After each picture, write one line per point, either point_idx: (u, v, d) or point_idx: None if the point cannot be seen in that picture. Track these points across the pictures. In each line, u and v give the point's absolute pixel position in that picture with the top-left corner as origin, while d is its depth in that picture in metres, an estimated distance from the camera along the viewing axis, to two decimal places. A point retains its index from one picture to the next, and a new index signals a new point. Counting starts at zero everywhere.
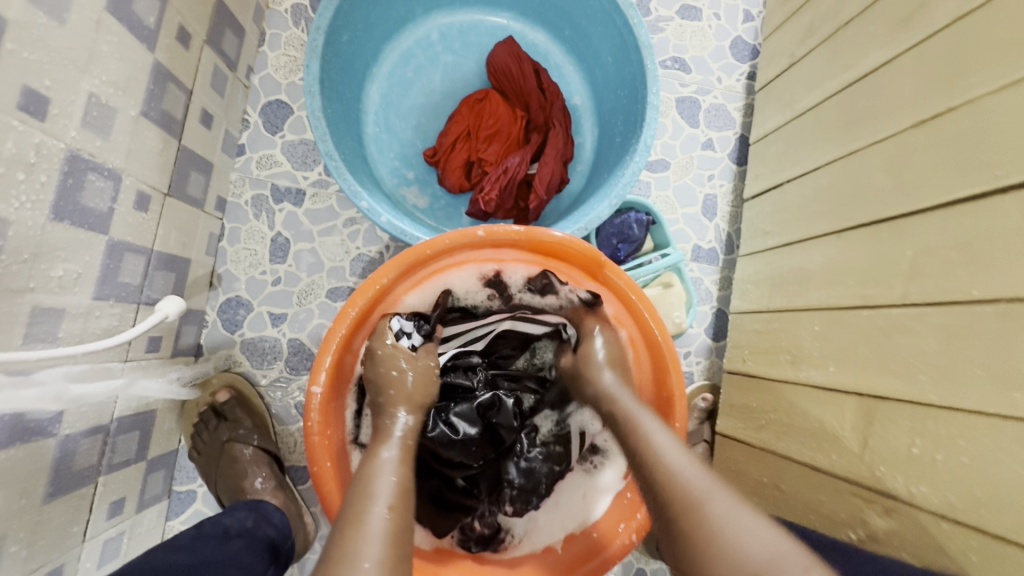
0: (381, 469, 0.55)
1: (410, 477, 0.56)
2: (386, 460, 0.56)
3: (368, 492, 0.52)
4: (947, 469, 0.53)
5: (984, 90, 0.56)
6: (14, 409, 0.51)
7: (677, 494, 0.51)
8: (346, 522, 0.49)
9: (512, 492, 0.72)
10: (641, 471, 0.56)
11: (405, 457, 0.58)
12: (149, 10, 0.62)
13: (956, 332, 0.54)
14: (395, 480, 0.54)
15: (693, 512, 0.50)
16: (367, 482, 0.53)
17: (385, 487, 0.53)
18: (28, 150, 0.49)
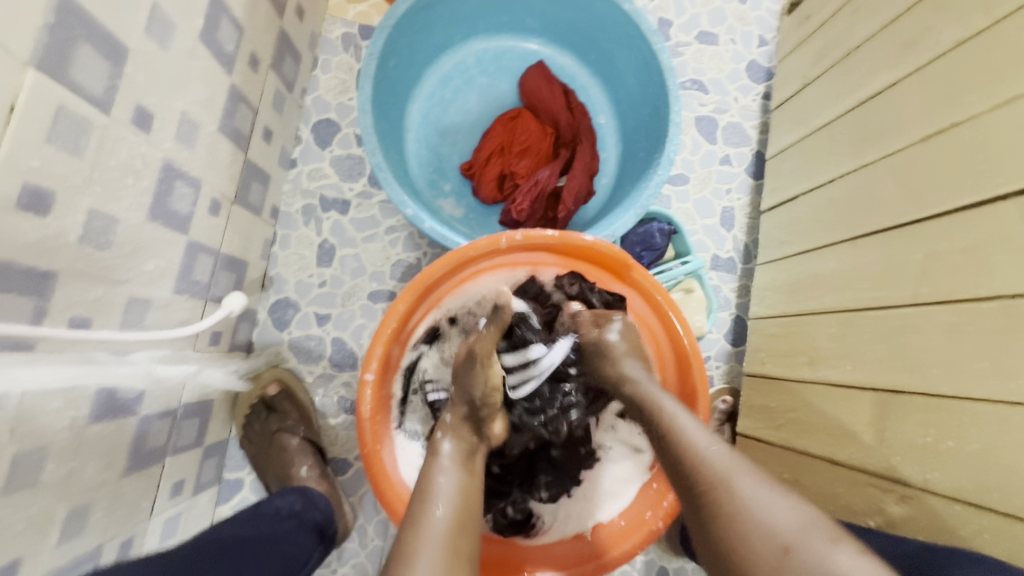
0: (437, 470, 0.55)
1: (466, 479, 0.55)
2: (444, 458, 0.57)
3: (428, 493, 0.53)
4: (958, 456, 0.56)
5: (984, 107, 0.61)
6: (110, 386, 0.57)
7: (701, 470, 0.49)
8: (409, 523, 0.50)
9: (547, 479, 0.77)
10: (664, 456, 0.54)
11: (463, 460, 0.58)
12: (229, 39, 0.70)
13: (963, 328, 0.58)
14: (452, 483, 0.54)
15: (717, 491, 0.47)
16: (427, 485, 0.54)
17: (439, 493, 0.53)
18: (136, 158, 0.57)
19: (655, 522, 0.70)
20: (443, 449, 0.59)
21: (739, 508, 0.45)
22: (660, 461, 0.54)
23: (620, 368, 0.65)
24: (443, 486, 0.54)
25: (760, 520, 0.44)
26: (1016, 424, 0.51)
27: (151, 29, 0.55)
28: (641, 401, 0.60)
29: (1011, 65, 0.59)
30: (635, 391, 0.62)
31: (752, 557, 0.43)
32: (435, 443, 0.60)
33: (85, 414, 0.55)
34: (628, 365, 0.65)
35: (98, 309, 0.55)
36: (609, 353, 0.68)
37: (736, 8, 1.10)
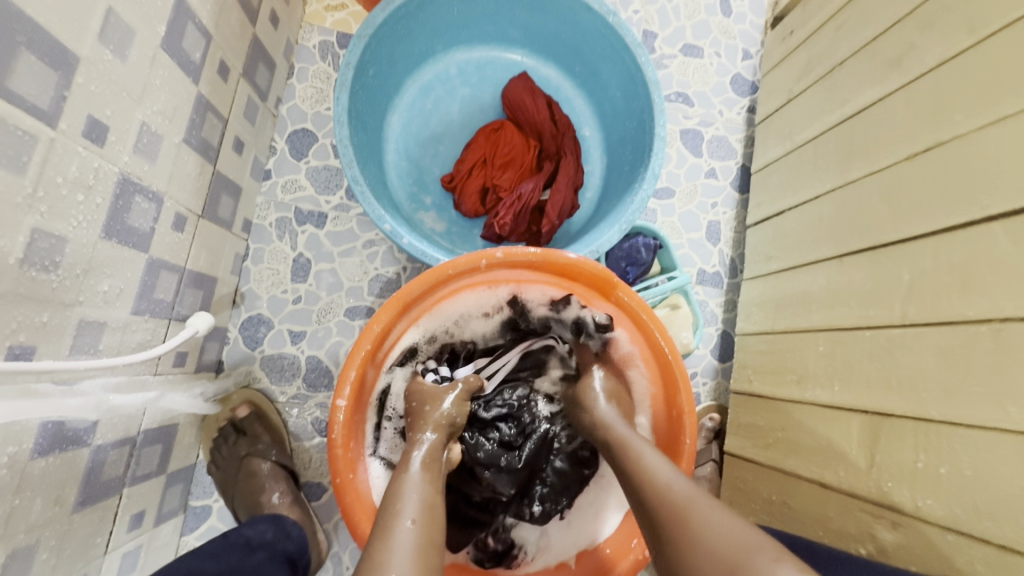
0: (407, 485, 0.56)
1: (434, 494, 0.56)
2: (413, 476, 0.57)
3: (396, 507, 0.53)
4: (950, 482, 0.55)
5: (969, 127, 0.61)
6: (57, 418, 0.53)
7: (664, 503, 0.52)
8: (376, 537, 0.50)
9: (544, 491, 0.73)
10: (632, 491, 0.57)
11: (432, 477, 0.59)
12: (196, 47, 0.67)
13: (954, 351, 0.57)
14: (420, 496, 0.54)
15: (677, 520, 0.50)
16: (395, 497, 0.54)
17: (410, 501, 0.54)
18: (88, 173, 0.53)
19: (643, 551, 0.66)
20: (411, 465, 0.59)
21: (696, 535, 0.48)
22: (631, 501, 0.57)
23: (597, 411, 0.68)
24: (412, 496, 0.54)
25: (716, 545, 0.46)
26: (1009, 450, 0.50)
27: (106, 36, 0.52)
28: (611, 438, 0.64)
29: (997, 84, 0.59)
30: (608, 434, 0.65)
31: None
32: (406, 453, 0.61)
33: (28, 449, 0.51)
34: (601, 408, 0.67)
35: (43, 335, 0.51)
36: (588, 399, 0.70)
37: (721, 21, 1.10)
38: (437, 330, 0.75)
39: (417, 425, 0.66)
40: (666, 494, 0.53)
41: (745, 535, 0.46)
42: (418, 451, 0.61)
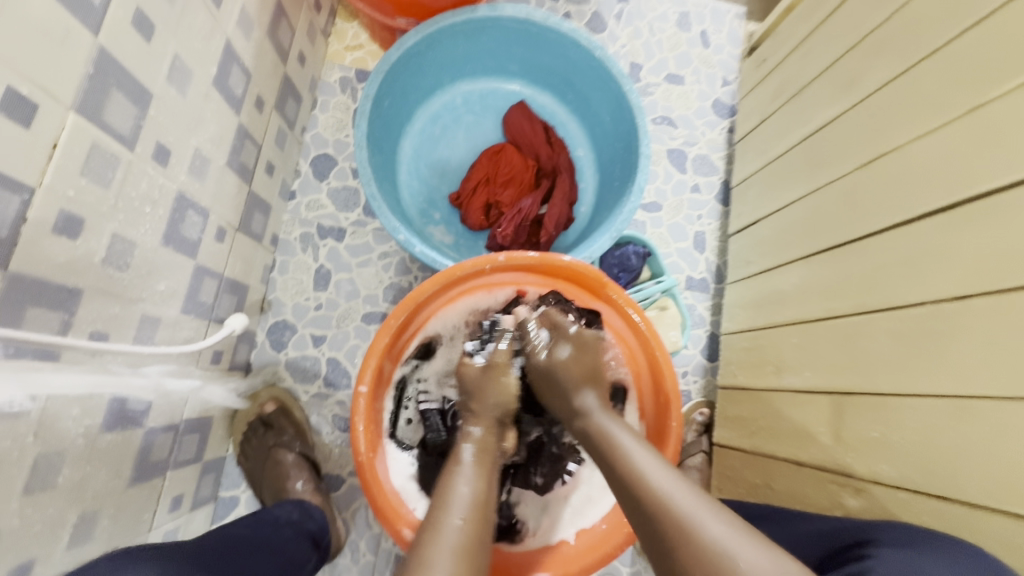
0: (459, 479, 0.56)
1: (486, 491, 0.56)
2: (464, 469, 0.58)
3: (446, 502, 0.54)
4: (899, 448, 0.61)
5: (906, 139, 0.69)
6: (122, 396, 0.62)
7: (665, 513, 0.50)
8: (426, 530, 0.51)
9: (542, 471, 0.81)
10: (625, 492, 0.55)
11: (484, 472, 0.58)
12: (238, 84, 0.78)
13: (899, 332, 0.64)
14: (471, 492, 0.55)
15: (682, 533, 0.47)
16: (446, 496, 0.54)
17: (459, 508, 0.53)
18: (155, 190, 0.63)
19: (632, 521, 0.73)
20: (464, 462, 0.59)
21: (717, 569, 0.44)
22: (623, 501, 0.55)
23: (579, 400, 0.66)
24: (460, 499, 0.54)
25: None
26: (941, 415, 0.57)
27: (173, 78, 0.63)
28: (598, 437, 0.62)
29: (921, 105, 0.68)
30: (588, 424, 0.64)
31: None
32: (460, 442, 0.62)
33: (98, 424, 0.60)
34: (580, 398, 0.66)
35: (116, 325, 0.61)
36: (563, 386, 0.68)
37: (700, 52, 1.21)
38: (446, 327, 0.84)
39: (470, 417, 0.66)
40: (672, 509, 0.50)
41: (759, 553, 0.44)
42: (467, 444, 0.61)
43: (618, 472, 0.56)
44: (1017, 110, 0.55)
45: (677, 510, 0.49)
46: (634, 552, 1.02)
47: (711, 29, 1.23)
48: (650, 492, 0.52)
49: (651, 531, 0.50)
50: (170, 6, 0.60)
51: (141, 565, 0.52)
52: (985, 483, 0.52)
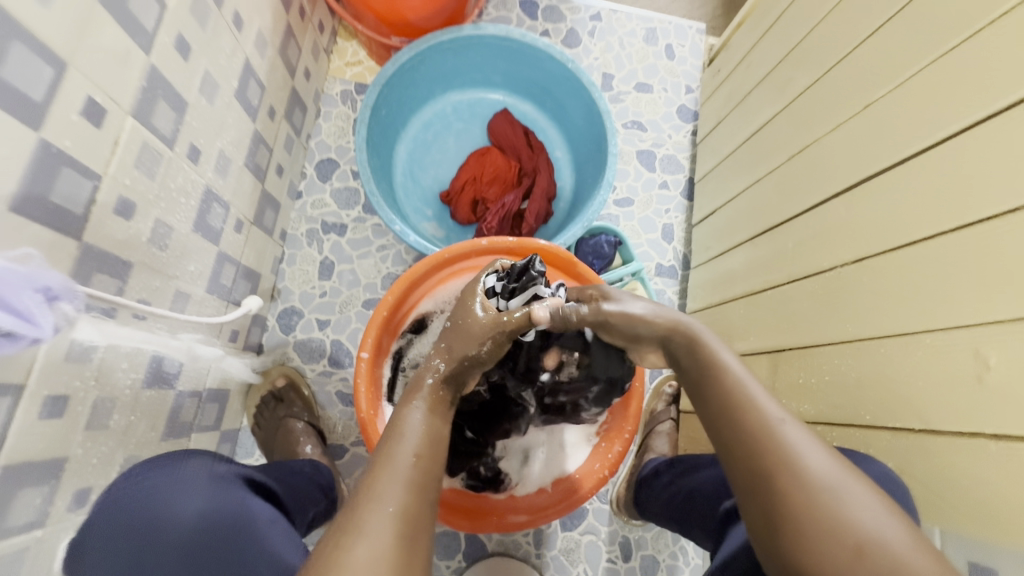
0: (407, 421, 0.59)
1: (437, 429, 0.60)
2: (416, 411, 0.61)
3: (397, 439, 0.56)
4: (817, 390, 0.73)
5: (821, 131, 0.81)
6: (160, 355, 0.73)
7: (777, 451, 0.50)
8: (376, 461, 0.53)
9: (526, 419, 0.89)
10: (727, 422, 0.55)
11: (435, 414, 0.62)
12: (254, 96, 0.91)
13: (818, 293, 0.75)
14: (421, 427, 0.58)
15: (795, 474, 0.48)
16: (394, 437, 0.56)
17: (407, 444, 0.55)
18: (188, 184, 0.75)
19: (603, 470, 0.86)
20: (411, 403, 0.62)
21: (817, 506, 0.46)
22: (719, 428, 0.55)
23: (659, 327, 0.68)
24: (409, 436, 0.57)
25: (838, 518, 0.45)
26: (846, 357, 0.68)
27: (203, 90, 0.75)
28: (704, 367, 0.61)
29: (830, 103, 0.80)
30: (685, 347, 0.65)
31: (828, 544, 0.44)
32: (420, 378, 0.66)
33: (141, 378, 0.71)
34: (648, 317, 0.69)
35: (157, 296, 0.72)
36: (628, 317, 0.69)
37: (666, 63, 1.34)
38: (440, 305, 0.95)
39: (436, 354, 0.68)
40: (780, 439, 0.50)
41: (877, 508, 0.45)
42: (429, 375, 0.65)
43: (727, 393, 0.56)
44: (897, 106, 0.67)
45: (784, 440, 0.50)
46: (611, 513, 1.12)
47: (676, 43, 1.36)
48: (761, 420, 0.52)
49: (751, 454, 0.51)
50: (202, 30, 0.72)
51: (197, 459, 0.62)
52: (876, 408, 0.63)
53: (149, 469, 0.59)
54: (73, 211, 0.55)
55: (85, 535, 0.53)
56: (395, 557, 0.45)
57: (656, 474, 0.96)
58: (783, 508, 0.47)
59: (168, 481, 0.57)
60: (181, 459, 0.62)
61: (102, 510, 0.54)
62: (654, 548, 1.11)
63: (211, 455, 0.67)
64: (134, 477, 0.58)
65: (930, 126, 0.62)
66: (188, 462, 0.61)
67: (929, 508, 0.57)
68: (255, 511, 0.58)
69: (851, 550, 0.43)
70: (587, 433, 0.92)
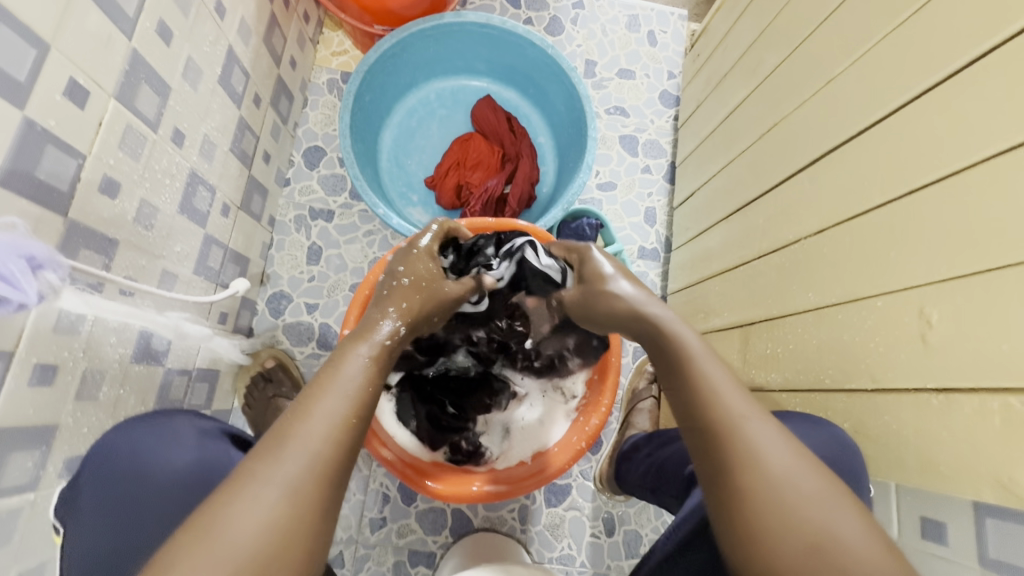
0: (347, 363, 0.51)
1: (376, 376, 0.51)
2: (359, 357, 0.52)
3: (328, 383, 0.48)
4: (783, 359, 0.75)
5: (789, 110, 0.83)
6: (148, 331, 0.76)
7: (737, 445, 0.48)
8: (298, 404, 0.47)
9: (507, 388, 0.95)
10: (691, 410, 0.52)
11: (380, 360, 0.53)
12: (239, 83, 0.93)
13: (783, 266, 0.78)
14: (356, 376, 0.50)
15: (752, 472, 0.46)
16: (310, 402, 0.46)
17: (332, 405, 0.47)
18: (172, 166, 0.78)
19: (581, 442, 0.88)
20: (343, 363, 0.51)
21: (776, 503, 0.45)
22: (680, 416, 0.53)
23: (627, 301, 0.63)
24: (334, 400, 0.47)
25: (796, 515, 0.44)
26: (808, 324, 0.70)
27: (186, 75, 0.77)
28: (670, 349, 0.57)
29: (798, 82, 0.82)
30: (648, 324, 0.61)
31: (779, 540, 0.44)
32: (367, 325, 0.56)
33: (129, 353, 0.74)
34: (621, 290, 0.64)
35: (143, 274, 0.75)
36: (595, 291, 0.66)
37: (649, 50, 1.36)
38: None
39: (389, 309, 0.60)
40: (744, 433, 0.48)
41: (832, 507, 0.44)
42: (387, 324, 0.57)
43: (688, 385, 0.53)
44: (856, 81, 0.69)
45: (748, 435, 0.48)
46: (595, 489, 1.15)
47: (658, 29, 1.38)
48: (721, 416, 0.50)
49: (711, 455, 0.49)
50: (185, 17, 0.75)
51: (183, 416, 0.64)
52: (833, 373, 0.66)
53: (138, 424, 0.61)
54: (58, 187, 0.58)
55: (78, 475, 0.56)
56: (294, 519, 0.41)
57: (636, 448, 0.98)
58: (745, 511, 0.45)
59: (153, 443, 0.58)
60: (171, 419, 0.63)
61: (94, 456, 0.57)
62: (636, 523, 1.14)
63: (192, 414, 0.66)
64: (121, 430, 0.59)
65: (885, 99, 0.64)
66: (172, 423, 0.62)
67: (879, 464, 0.59)
68: (237, 463, 0.60)
69: (806, 546, 0.43)
70: (567, 410, 0.95)
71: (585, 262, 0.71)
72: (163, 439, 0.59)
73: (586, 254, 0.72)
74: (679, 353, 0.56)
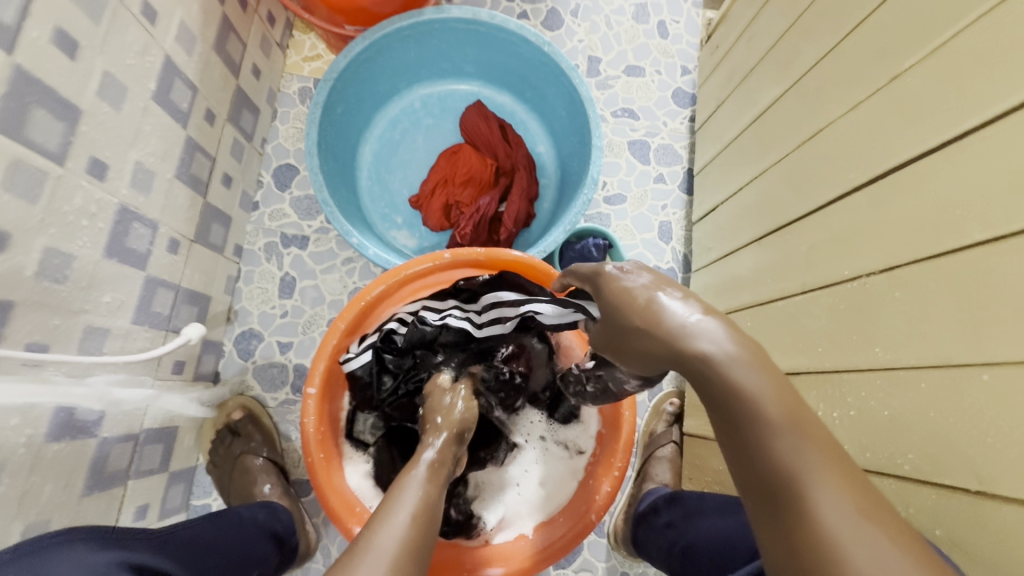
0: (408, 482, 0.51)
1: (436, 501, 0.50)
2: (417, 475, 0.52)
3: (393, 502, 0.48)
4: (840, 424, 0.61)
5: (839, 113, 0.68)
6: (68, 405, 0.63)
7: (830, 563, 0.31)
8: (372, 520, 0.45)
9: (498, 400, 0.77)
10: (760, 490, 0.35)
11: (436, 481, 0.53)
12: (183, 98, 0.80)
13: (839, 308, 0.63)
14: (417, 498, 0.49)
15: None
16: (380, 519, 0.45)
17: (397, 523, 0.45)
18: (91, 204, 0.64)
19: (592, 515, 0.75)
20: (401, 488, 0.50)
21: None
22: (747, 488, 0.36)
23: (664, 328, 0.41)
24: (391, 531, 0.44)
25: None
26: (877, 386, 0.56)
27: (104, 94, 0.64)
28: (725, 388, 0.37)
29: (852, 76, 0.66)
30: (693, 363, 0.39)
31: None
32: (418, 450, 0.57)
33: (42, 433, 0.61)
34: (664, 315, 0.41)
35: (57, 336, 0.62)
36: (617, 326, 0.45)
37: (659, 43, 1.21)
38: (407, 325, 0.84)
39: (430, 432, 0.60)
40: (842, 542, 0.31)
41: None
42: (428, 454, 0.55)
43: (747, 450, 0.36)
44: (930, 77, 0.54)
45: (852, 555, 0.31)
46: (609, 548, 1.01)
47: (669, 20, 1.22)
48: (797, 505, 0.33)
49: (777, 549, 0.34)
50: (96, 24, 0.62)
51: (76, 548, 0.52)
52: (914, 456, 0.51)
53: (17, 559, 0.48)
54: None
55: None
56: None
57: (656, 512, 0.84)
58: None
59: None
60: (51, 558, 0.50)
61: None
62: None
63: (90, 538, 0.54)
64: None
65: (978, 100, 0.49)
66: (51, 565, 0.49)
67: None
68: None
69: None
70: (572, 467, 0.82)
71: (605, 286, 0.47)
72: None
73: (605, 276, 0.48)
74: (735, 397, 0.37)
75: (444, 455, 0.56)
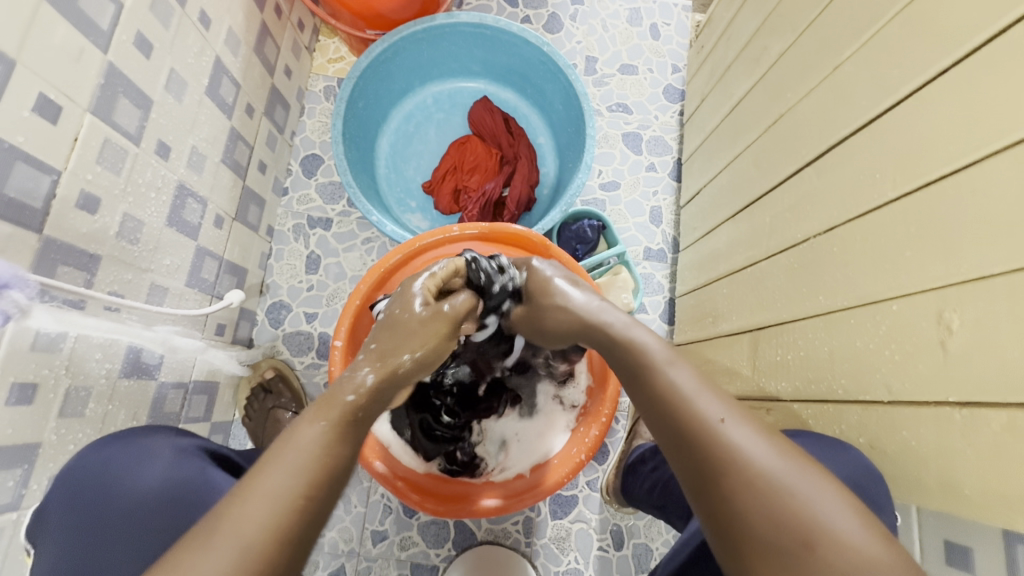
0: (292, 441, 0.47)
1: (333, 453, 0.47)
2: (310, 429, 0.48)
3: (276, 459, 0.45)
4: (793, 365, 0.71)
5: (795, 100, 0.78)
6: (136, 346, 0.76)
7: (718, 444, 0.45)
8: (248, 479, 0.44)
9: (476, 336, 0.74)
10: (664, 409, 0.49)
11: (337, 432, 0.49)
12: (228, 93, 0.93)
13: (792, 266, 0.73)
14: (301, 455, 0.45)
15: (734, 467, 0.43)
16: (254, 479, 0.44)
17: (273, 485, 0.43)
18: (158, 180, 0.77)
19: (581, 454, 0.85)
20: (266, 469, 0.44)
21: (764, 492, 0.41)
22: (657, 410, 0.50)
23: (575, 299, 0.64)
24: (261, 493, 0.43)
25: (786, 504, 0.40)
26: (819, 328, 0.65)
27: (169, 87, 0.76)
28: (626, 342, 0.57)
29: (806, 67, 0.76)
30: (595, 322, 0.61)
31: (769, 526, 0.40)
32: (332, 394, 0.53)
33: (118, 368, 0.73)
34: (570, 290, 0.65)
35: (130, 289, 0.75)
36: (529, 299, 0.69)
37: (652, 43, 1.32)
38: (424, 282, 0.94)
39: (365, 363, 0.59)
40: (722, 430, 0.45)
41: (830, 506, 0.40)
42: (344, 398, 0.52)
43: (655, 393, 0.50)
44: (862, 66, 0.65)
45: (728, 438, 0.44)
46: (602, 501, 1.11)
47: (661, 22, 1.33)
48: (698, 421, 0.46)
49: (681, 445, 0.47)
50: (165, 29, 0.74)
51: (160, 434, 0.65)
52: (846, 382, 0.61)
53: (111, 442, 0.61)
54: (31, 204, 0.57)
55: (46, 501, 0.56)
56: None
57: (642, 460, 0.94)
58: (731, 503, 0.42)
59: (125, 463, 0.60)
60: (143, 441, 0.63)
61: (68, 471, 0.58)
62: (646, 536, 1.10)
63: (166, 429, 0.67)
64: (94, 450, 0.60)
65: (895, 83, 0.59)
66: (145, 446, 0.62)
67: (898, 484, 0.55)
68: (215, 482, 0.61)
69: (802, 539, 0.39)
70: (566, 419, 0.92)
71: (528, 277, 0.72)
72: (133, 463, 0.60)
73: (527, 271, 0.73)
74: (641, 355, 0.54)
75: (367, 405, 0.54)
